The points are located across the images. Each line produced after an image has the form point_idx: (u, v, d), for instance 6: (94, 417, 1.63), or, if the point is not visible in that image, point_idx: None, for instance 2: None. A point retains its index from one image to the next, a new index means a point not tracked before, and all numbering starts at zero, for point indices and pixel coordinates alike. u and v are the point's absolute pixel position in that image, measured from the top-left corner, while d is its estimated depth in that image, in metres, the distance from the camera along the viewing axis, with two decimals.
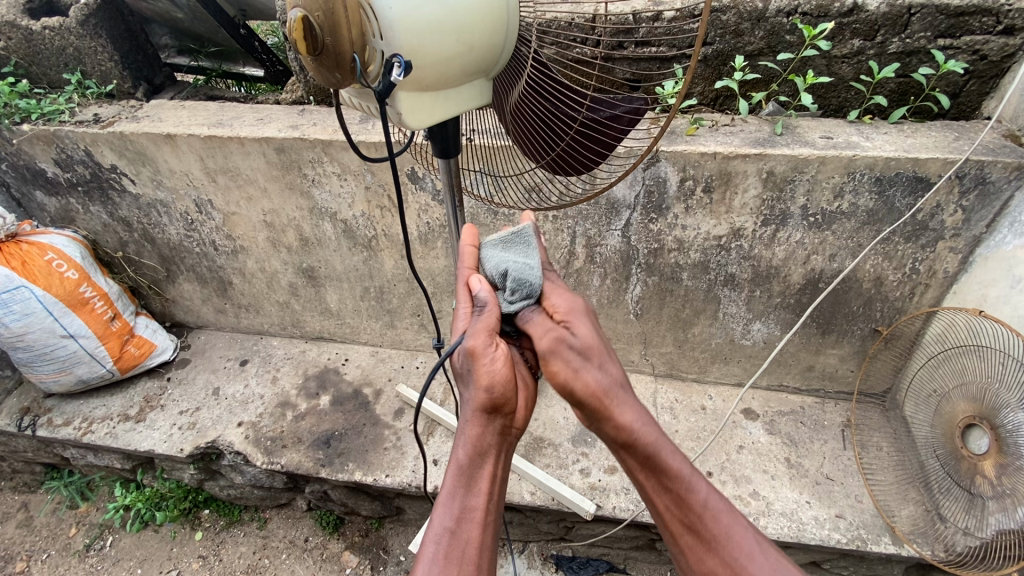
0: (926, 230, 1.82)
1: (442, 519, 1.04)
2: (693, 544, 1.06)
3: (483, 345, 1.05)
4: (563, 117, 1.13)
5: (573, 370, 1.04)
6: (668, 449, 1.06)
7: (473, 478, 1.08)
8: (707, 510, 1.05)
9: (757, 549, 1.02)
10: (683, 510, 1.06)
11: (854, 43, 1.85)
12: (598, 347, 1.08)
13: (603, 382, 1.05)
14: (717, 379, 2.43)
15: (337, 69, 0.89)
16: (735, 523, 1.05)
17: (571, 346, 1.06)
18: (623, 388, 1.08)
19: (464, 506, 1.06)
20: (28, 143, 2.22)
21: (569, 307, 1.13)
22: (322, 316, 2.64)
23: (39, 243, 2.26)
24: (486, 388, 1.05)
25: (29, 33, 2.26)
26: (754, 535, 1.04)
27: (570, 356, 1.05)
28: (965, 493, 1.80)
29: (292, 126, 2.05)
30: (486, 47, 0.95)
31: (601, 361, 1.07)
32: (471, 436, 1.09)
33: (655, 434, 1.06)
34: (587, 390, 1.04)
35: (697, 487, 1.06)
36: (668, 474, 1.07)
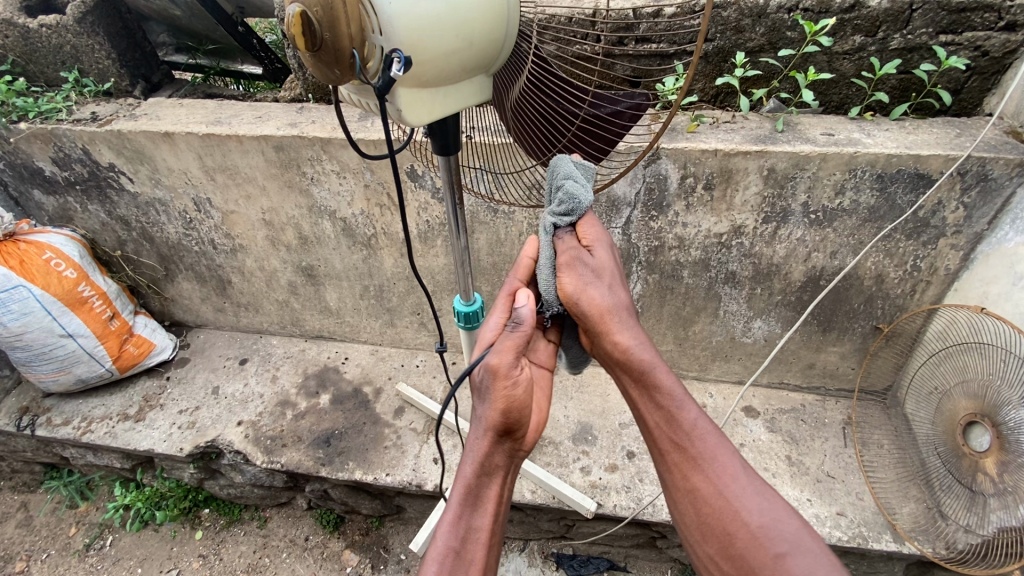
0: (927, 227, 1.81)
1: (447, 538, 1.06)
2: (679, 463, 1.07)
3: (507, 368, 1.02)
4: (564, 114, 1.13)
5: (582, 283, 1.08)
6: (664, 371, 1.09)
7: (480, 498, 1.09)
8: (695, 432, 1.07)
9: (741, 472, 1.05)
10: (673, 432, 1.08)
11: (856, 39, 1.84)
12: (609, 269, 1.11)
13: (608, 302, 1.08)
14: (718, 377, 2.42)
15: (336, 65, 0.88)
16: (723, 445, 1.07)
17: (586, 263, 1.09)
18: (628, 312, 1.11)
19: (469, 525, 1.08)
20: (25, 141, 2.20)
21: (596, 236, 1.14)
22: (321, 315, 2.63)
23: (37, 242, 2.25)
24: (502, 412, 1.03)
25: (26, 31, 2.24)
26: (739, 459, 1.06)
27: (582, 271, 1.08)
28: (966, 491, 1.80)
29: (291, 123, 2.04)
30: (486, 43, 0.94)
31: (609, 281, 1.10)
32: (481, 455, 1.08)
33: (651, 356, 1.08)
34: (592, 310, 1.07)
35: (687, 409, 1.08)
36: (662, 394, 1.09)
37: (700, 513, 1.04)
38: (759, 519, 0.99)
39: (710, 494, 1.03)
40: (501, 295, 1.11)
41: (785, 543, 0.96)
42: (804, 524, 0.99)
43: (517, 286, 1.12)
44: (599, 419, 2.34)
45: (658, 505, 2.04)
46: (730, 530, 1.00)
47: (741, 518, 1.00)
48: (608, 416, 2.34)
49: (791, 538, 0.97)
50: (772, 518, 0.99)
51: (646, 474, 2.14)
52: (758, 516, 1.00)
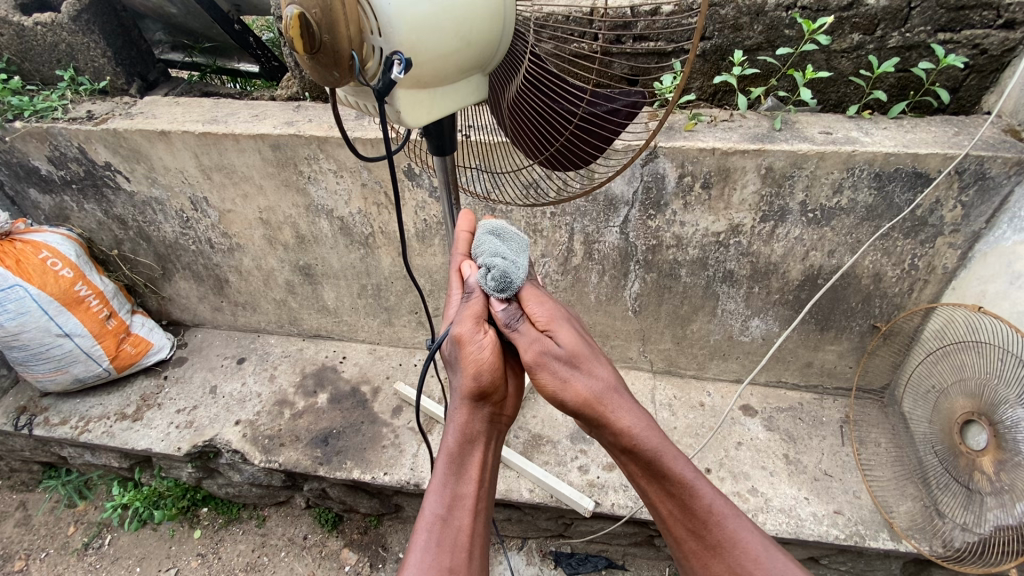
0: (925, 226, 1.81)
1: (433, 508, 1.06)
2: (697, 549, 1.03)
3: (470, 333, 1.03)
4: (561, 113, 1.12)
5: (561, 379, 1.00)
6: (671, 458, 1.00)
7: (464, 466, 1.08)
8: (713, 516, 1.01)
9: (765, 555, 0.99)
10: (687, 517, 1.02)
11: (854, 37, 1.83)
12: (584, 352, 1.03)
13: (592, 388, 1.01)
14: (716, 376, 2.42)
15: (334, 68, 0.87)
16: (743, 525, 1.01)
17: (555, 358, 1.01)
18: (618, 393, 1.02)
19: (455, 493, 1.07)
20: (21, 140, 2.19)
21: (548, 314, 1.07)
22: (319, 314, 2.63)
23: (33, 241, 2.24)
24: (473, 377, 1.03)
25: (21, 29, 2.23)
26: (760, 538, 1.01)
27: (556, 367, 1.00)
28: (963, 489, 1.81)
29: (287, 122, 2.03)
30: (484, 42, 0.94)
31: (590, 367, 1.02)
32: (460, 423, 1.08)
33: (656, 443, 0.99)
34: (577, 399, 1.00)
35: (702, 492, 1.01)
36: (671, 481, 1.01)
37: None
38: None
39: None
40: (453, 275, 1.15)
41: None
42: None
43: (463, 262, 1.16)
44: None
45: None
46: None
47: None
48: None
49: None
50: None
51: None
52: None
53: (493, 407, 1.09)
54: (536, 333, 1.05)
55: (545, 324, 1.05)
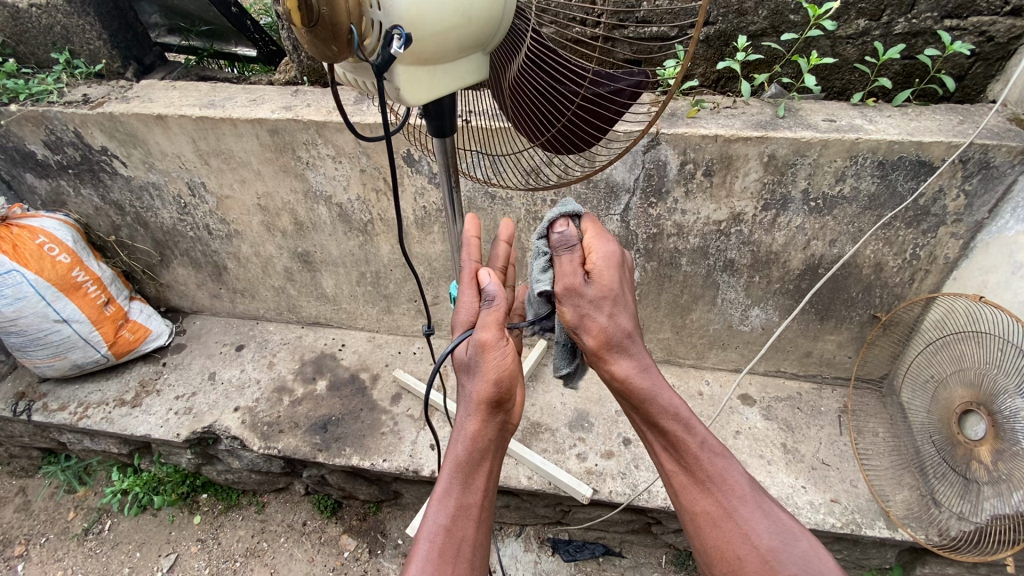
0: (927, 215, 1.80)
1: (437, 516, 1.08)
2: (687, 484, 1.09)
3: (494, 340, 1.08)
4: (562, 94, 1.10)
5: (581, 315, 1.04)
6: (667, 393, 1.08)
7: (470, 475, 1.12)
8: (704, 452, 1.08)
9: (745, 490, 1.07)
10: (680, 453, 1.09)
11: (859, 23, 1.81)
12: (613, 295, 1.04)
13: (608, 330, 1.05)
14: (715, 365, 2.43)
15: (333, 42, 0.85)
16: (731, 467, 1.08)
17: (586, 298, 1.04)
18: (628, 334, 1.07)
19: (461, 502, 1.10)
20: (16, 124, 2.17)
21: (609, 254, 1.07)
22: (318, 302, 2.62)
23: (29, 226, 2.22)
24: (491, 385, 1.09)
25: (16, 11, 2.20)
26: (748, 480, 1.08)
27: (581, 302, 1.04)
28: (961, 478, 1.82)
29: (286, 107, 2.01)
30: (485, 18, 0.92)
31: (614, 309, 1.05)
32: (471, 432, 1.11)
33: (651, 381, 1.07)
34: (590, 333, 1.05)
35: (695, 430, 1.09)
36: (667, 418, 1.09)
37: (704, 534, 1.06)
38: (768, 542, 1.01)
39: (719, 515, 1.05)
40: (464, 277, 1.14)
41: (795, 562, 0.99)
42: (811, 544, 1.02)
43: (474, 267, 1.14)
44: (596, 406, 2.34)
45: (653, 491, 2.06)
46: (738, 553, 1.02)
47: (750, 541, 1.02)
48: (605, 404, 2.34)
49: (800, 559, 0.99)
50: (781, 542, 1.01)
51: (641, 461, 2.14)
52: (769, 539, 1.01)
53: (504, 417, 1.15)
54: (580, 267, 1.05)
55: (595, 267, 1.05)
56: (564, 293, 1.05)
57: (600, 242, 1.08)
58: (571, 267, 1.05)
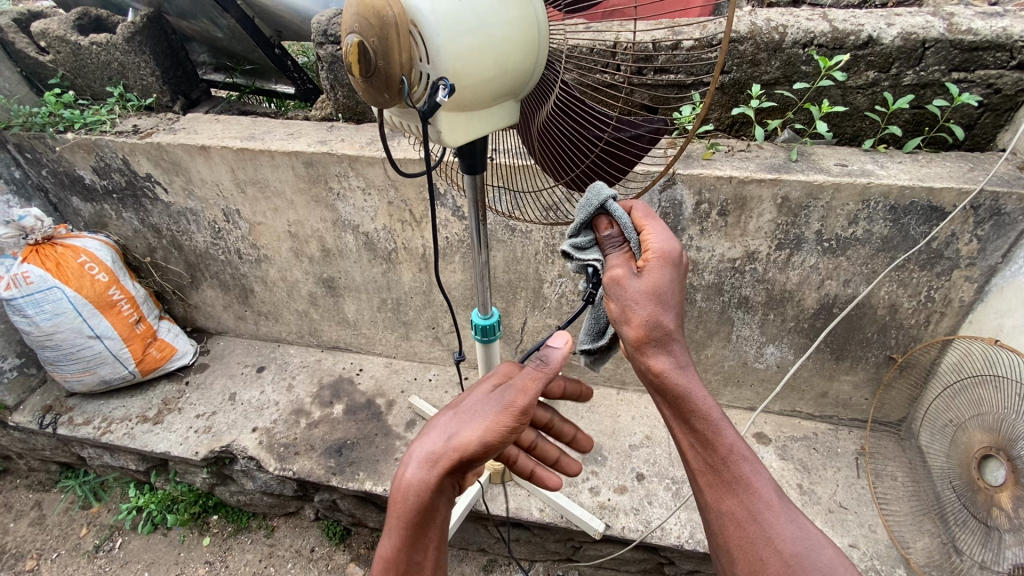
0: (941, 258, 1.83)
1: (385, 573, 1.01)
2: (712, 485, 1.01)
3: (518, 412, 1.00)
4: (588, 138, 1.18)
5: (623, 306, 1.00)
6: (700, 391, 1.01)
7: (421, 534, 1.01)
8: (731, 454, 1.00)
9: (768, 490, 1.00)
10: (707, 453, 1.00)
11: (868, 74, 1.88)
12: (660, 293, 1.00)
13: (651, 327, 0.99)
14: (730, 402, 2.43)
15: (386, 91, 0.95)
16: (759, 471, 1.00)
17: (629, 290, 1.00)
18: (670, 333, 0.99)
19: (409, 555, 1.01)
20: (69, 150, 2.32)
21: (663, 250, 1.02)
22: (338, 326, 2.68)
23: (73, 246, 2.35)
24: (474, 444, 0.98)
25: (77, 48, 2.38)
26: (776, 485, 1.00)
27: (624, 293, 1.00)
28: (982, 526, 1.77)
29: (321, 141, 2.13)
30: (520, 70, 1.01)
31: (656, 306, 0.99)
32: (430, 482, 0.98)
33: (686, 377, 1.00)
34: (631, 328, 1.00)
35: (724, 430, 1.00)
36: (696, 416, 1.01)
37: (728, 537, 0.99)
38: (793, 547, 0.95)
39: (743, 518, 0.98)
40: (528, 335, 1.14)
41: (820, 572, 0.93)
42: (837, 554, 0.96)
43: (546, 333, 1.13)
44: (610, 439, 2.34)
45: (666, 529, 2.03)
46: (761, 555, 0.96)
47: (774, 546, 0.95)
48: (618, 437, 2.34)
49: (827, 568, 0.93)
50: (808, 549, 0.95)
51: (655, 498, 2.13)
52: (795, 544, 0.95)
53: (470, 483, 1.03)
54: (629, 263, 1.03)
55: (646, 263, 1.01)
56: (610, 284, 1.03)
57: (656, 237, 1.03)
58: (617, 263, 1.04)
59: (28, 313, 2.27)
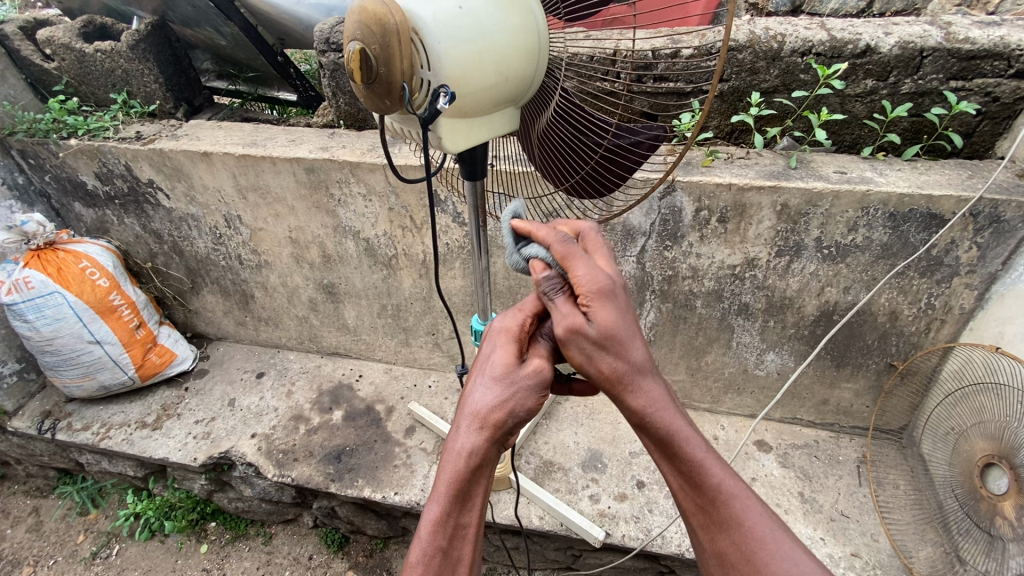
0: (941, 265, 1.83)
1: (434, 539, 1.01)
2: (704, 525, 0.96)
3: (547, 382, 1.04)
4: (587, 144, 1.19)
5: (584, 357, 0.93)
6: (685, 430, 0.95)
7: (468, 496, 1.02)
8: (720, 493, 0.94)
9: (764, 527, 0.93)
10: (695, 493, 0.95)
11: (867, 83, 1.89)
12: (617, 334, 0.91)
13: (618, 368, 0.93)
14: (731, 409, 2.42)
15: (387, 97, 0.95)
16: (751, 508, 0.94)
17: (585, 342, 0.92)
18: (639, 372, 0.93)
19: (457, 524, 1.02)
20: (72, 156, 2.34)
21: (598, 287, 0.92)
22: (339, 332, 2.68)
23: (75, 251, 2.36)
24: (514, 414, 1.00)
25: (81, 55, 2.39)
26: (772, 522, 0.93)
27: (581, 344, 0.92)
28: (985, 535, 1.75)
29: (323, 148, 2.15)
30: (519, 77, 1.02)
31: (618, 348, 0.92)
32: (475, 450, 1.00)
33: (666, 416, 0.94)
34: (600, 376, 0.93)
35: (712, 470, 0.94)
36: (680, 457, 0.95)
37: None
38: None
39: (739, 561, 0.93)
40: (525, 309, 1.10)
41: None
42: None
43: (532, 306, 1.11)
44: (610, 447, 2.33)
45: (667, 537, 2.02)
46: None
47: None
48: (618, 445, 2.33)
49: None
50: None
51: (655, 506, 2.11)
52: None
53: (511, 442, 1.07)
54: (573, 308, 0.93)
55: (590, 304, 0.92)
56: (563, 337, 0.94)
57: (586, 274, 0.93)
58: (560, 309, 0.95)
59: (28, 319, 2.28)
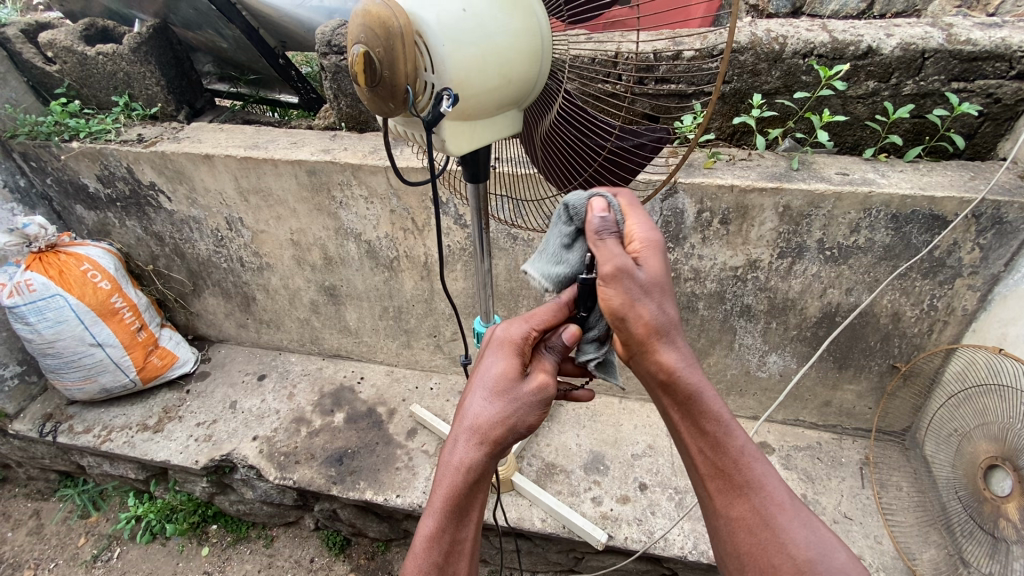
0: (943, 267, 1.83)
1: (430, 555, 1.04)
2: (721, 490, 0.98)
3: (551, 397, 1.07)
4: (590, 146, 1.18)
5: (630, 299, 0.94)
6: (710, 391, 0.97)
7: (464, 510, 1.06)
8: (743, 457, 0.97)
9: (780, 494, 0.96)
10: (717, 456, 0.97)
11: (868, 84, 1.89)
12: (661, 284, 0.96)
13: (658, 319, 0.95)
14: (733, 411, 2.42)
15: (391, 100, 0.95)
16: (770, 474, 0.97)
17: (635, 284, 0.94)
18: (674, 327, 0.96)
19: (453, 539, 1.06)
20: (74, 159, 2.34)
21: (650, 239, 1.00)
22: (340, 334, 2.68)
23: (76, 254, 2.36)
24: (514, 430, 1.03)
25: (83, 58, 2.39)
26: (787, 488, 0.97)
27: (632, 286, 0.94)
28: (989, 537, 1.74)
29: (324, 150, 2.15)
30: (522, 80, 1.02)
31: (660, 299, 0.96)
32: (475, 465, 1.03)
33: (695, 375, 0.96)
34: (639, 324, 0.95)
35: (736, 434, 0.97)
36: (706, 417, 0.97)
37: (738, 541, 0.96)
38: (806, 552, 0.92)
39: (755, 523, 0.95)
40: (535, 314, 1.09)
41: None
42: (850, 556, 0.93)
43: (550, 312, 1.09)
44: (612, 449, 2.33)
45: (670, 539, 2.01)
46: (772, 560, 0.93)
47: (786, 551, 0.92)
48: (621, 447, 2.33)
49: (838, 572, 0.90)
50: (820, 553, 0.92)
51: (658, 508, 2.11)
52: (809, 549, 0.93)
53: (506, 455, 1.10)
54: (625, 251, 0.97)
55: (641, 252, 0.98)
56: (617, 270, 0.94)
57: (641, 225, 1.01)
58: (614, 249, 0.97)
59: (30, 322, 2.28)
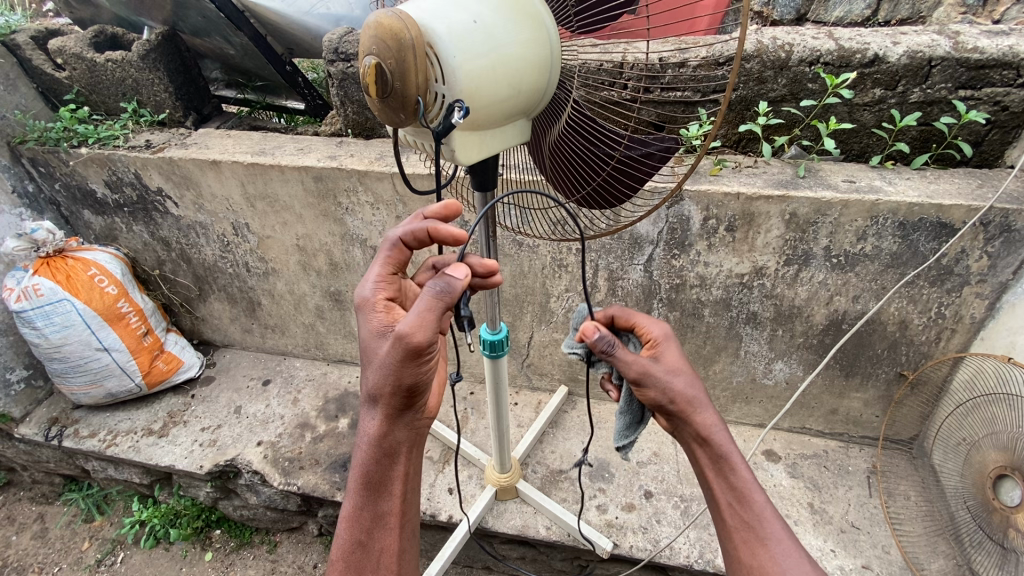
0: (951, 275, 1.82)
1: (353, 532, 1.16)
2: (744, 541, 1.10)
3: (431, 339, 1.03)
4: (598, 156, 1.19)
5: (660, 386, 1.14)
6: (736, 454, 1.14)
7: (381, 485, 1.17)
8: (765, 514, 1.10)
9: (799, 554, 1.07)
10: (742, 509, 1.12)
11: (876, 92, 1.89)
12: (681, 368, 1.17)
13: (687, 394, 1.15)
14: (738, 419, 2.40)
15: (402, 111, 0.95)
16: (788, 534, 1.08)
17: (659, 373, 1.14)
18: (705, 398, 1.16)
19: (376, 513, 1.17)
20: (83, 165, 2.36)
21: (664, 332, 1.22)
22: (345, 339, 2.68)
23: (84, 258, 2.37)
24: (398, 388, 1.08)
25: (92, 65, 2.42)
26: (806, 550, 1.07)
27: (660, 375, 1.14)
28: (998, 548, 1.73)
29: (331, 156, 2.16)
30: (532, 89, 1.02)
31: (683, 379, 1.16)
32: (376, 437, 1.14)
33: (724, 439, 1.14)
34: (672, 400, 1.15)
35: (756, 493, 1.12)
36: (733, 473, 1.14)
37: None
38: None
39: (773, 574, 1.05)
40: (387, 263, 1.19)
41: None
42: None
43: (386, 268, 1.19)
44: (617, 456, 2.32)
45: (676, 548, 2.00)
46: None
47: None
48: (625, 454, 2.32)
49: None
50: None
51: (663, 516, 2.10)
52: None
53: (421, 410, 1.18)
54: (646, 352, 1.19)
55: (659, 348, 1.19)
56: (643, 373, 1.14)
57: (653, 324, 1.23)
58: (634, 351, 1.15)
59: (38, 326, 2.29)
